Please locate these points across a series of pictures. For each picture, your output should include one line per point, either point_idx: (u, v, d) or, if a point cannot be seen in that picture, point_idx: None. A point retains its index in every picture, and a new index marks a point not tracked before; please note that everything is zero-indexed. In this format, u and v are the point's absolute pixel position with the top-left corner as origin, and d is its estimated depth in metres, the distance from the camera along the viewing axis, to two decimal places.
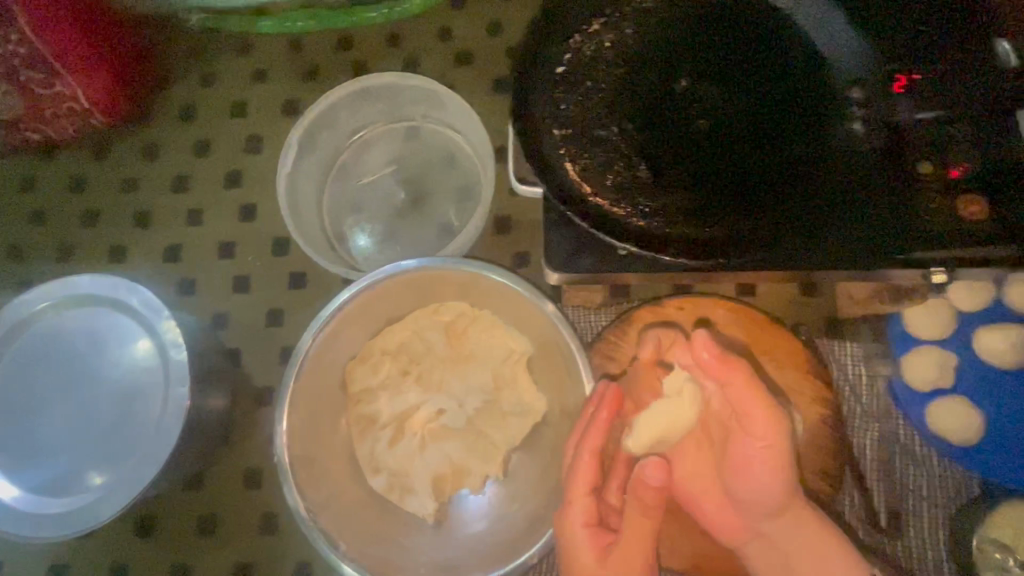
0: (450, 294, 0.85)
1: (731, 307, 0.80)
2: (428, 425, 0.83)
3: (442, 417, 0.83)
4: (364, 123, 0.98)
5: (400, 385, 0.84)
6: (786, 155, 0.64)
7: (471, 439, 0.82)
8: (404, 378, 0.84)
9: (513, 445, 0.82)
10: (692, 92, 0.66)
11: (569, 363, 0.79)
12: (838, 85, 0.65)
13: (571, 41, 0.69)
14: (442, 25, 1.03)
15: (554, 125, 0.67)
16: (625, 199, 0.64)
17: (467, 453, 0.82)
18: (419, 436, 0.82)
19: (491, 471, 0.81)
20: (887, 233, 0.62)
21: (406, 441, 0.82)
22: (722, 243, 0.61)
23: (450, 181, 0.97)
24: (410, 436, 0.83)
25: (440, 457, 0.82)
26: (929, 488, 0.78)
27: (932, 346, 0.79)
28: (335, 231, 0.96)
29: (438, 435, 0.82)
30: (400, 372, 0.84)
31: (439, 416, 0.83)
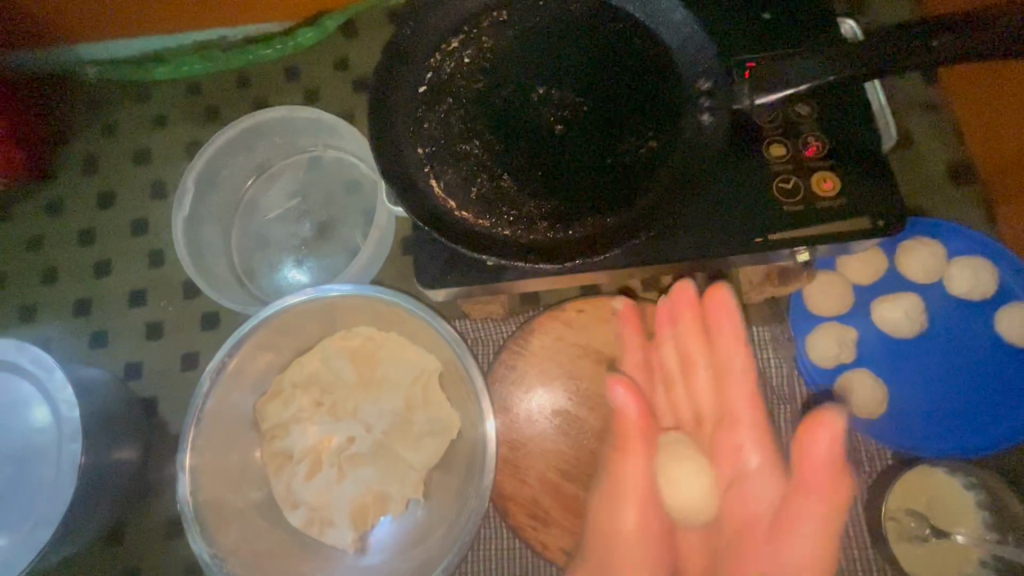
0: (354, 320, 0.85)
1: (631, 304, 0.79)
2: (343, 454, 0.81)
3: (355, 445, 0.82)
4: (265, 159, 0.99)
5: (312, 417, 0.83)
6: (641, 149, 0.64)
7: (386, 465, 0.81)
8: (316, 409, 0.83)
9: (430, 466, 0.81)
10: (548, 99, 0.67)
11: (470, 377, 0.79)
12: (687, 75, 0.66)
13: (429, 60, 0.69)
14: (337, 55, 1.04)
15: (419, 143, 0.67)
16: (489, 210, 0.64)
17: (385, 479, 0.81)
18: (336, 467, 0.81)
19: (410, 494, 0.80)
20: (745, 218, 0.62)
21: (323, 473, 0.81)
22: (584, 244, 0.62)
23: (354, 207, 0.97)
24: (327, 467, 0.81)
25: (358, 486, 0.80)
26: (843, 464, 0.77)
27: (833, 323, 0.80)
28: (244, 268, 0.96)
29: (354, 464, 0.81)
30: (312, 404, 0.83)
31: (352, 444, 0.82)
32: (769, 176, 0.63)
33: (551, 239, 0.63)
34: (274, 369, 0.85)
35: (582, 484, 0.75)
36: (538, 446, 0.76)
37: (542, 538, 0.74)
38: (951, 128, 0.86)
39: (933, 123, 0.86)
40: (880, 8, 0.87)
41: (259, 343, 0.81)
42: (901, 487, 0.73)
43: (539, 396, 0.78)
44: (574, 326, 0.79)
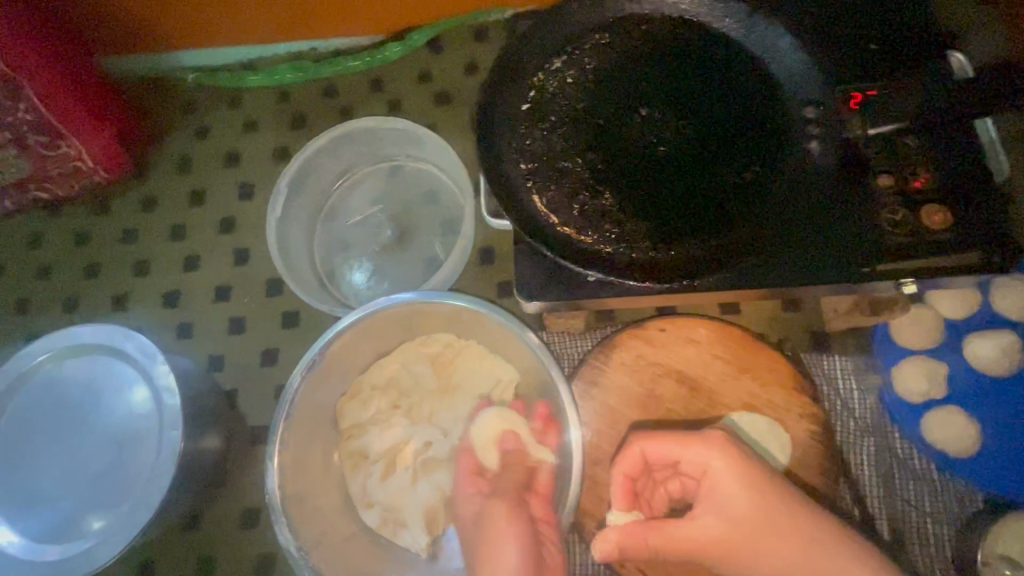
0: (435, 327, 0.86)
1: (714, 325, 0.79)
2: (419, 458, 0.82)
3: (431, 449, 0.83)
4: (350, 166, 1.03)
5: (389, 419, 0.85)
6: (745, 174, 0.65)
7: None
8: (393, 411, 0.85)
9: None
10: (651, 121, 0.68)
11: (550, 391, 0.80)
12: (792, 103, 0.66)
13: (533, 79, 0.72)
14: (421, 68, 1.08)
15: (521, 159, 0.69)
16: (592, 227, 0.65)
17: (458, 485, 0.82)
18: (411, 470, 0.82)
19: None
20: (852, 248, 0.62)
21: (398, 475, 0.82)
22: (688, 266, 0.62)
23: (433, 216, 1.00)
24: (402, 470, 0.82)
25: (432, 490, 0.81)
26: (931, 501, 0.75)
27: (922, 356, 0.78)
28: (325, 270, 0.99)
29: (429, 468, 0.82)
30: (389, 405, 0.85)
31: (428, 449, 0.83)
32: (876, 206, 0.62)
33: (654, 258, 0.63)
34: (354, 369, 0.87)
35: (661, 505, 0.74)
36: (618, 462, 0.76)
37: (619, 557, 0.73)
38: None
39: None
40: None
41: (345, 344, 0.83)
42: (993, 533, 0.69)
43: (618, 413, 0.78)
44: (656, 345, 0.79)
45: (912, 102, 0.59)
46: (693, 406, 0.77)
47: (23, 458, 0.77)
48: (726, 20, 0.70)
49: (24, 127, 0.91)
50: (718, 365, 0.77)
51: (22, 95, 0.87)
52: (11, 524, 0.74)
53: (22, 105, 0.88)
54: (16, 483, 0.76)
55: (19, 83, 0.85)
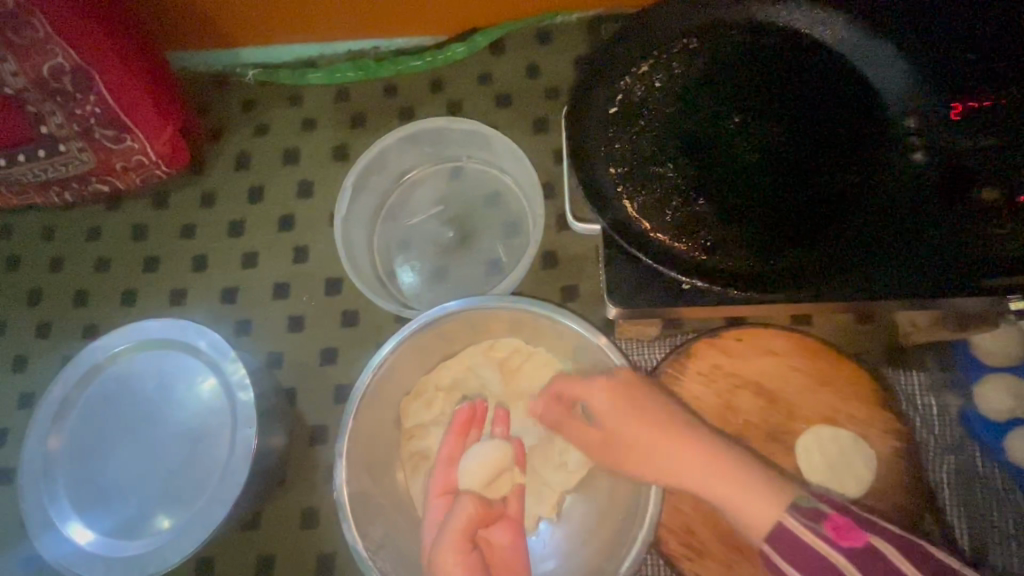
0: (502, 331, 0.85)
1: (793, 337, 0.77)
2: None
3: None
4: (412, 166, 1.02)
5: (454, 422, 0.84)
6: (842, 186, 0.65)
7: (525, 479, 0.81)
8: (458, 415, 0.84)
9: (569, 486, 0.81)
10: (744, 129, 0.68)
11: None
12: (890, 116, 0.66)
13: (621, 82, 0.71)
14: (483, 70, 1.07)
15: (610, 162, 0.68)
16: (685, 233, 0.64)
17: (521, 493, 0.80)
18: None
19: (544, 511, 0.80)
20: (955, 263, 0.61)
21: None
22: (784, 277, 0.62)
23: (496, 219, 0.99)
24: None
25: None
26: (1016, 524, 0.73)
27: (1007, 373, 0.76)
28: (385, 270, 0.99)
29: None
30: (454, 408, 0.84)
31: None
32: (980, 221, 0.61)
33: (751, 267, 0.62)
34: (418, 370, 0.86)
35: None
36: None
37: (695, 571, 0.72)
38: None
39: None
40: None
41: (416, 344, 0.82)
42: None
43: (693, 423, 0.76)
44: (732, 355, 0.78)
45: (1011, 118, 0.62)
46: (771, 418, 0.75)
47: (95, 452, 0.77)
48: (822, 27, 0.69)
49: (91, 118, 0.91)
50: (797, 377, 0.76)
51: (92, 85, 0.88)
52: (84, 518, 0.74)
53: (91, 96, 0.89)
54: (89, 477, 0.76)
55: (89, 72, 0.86)
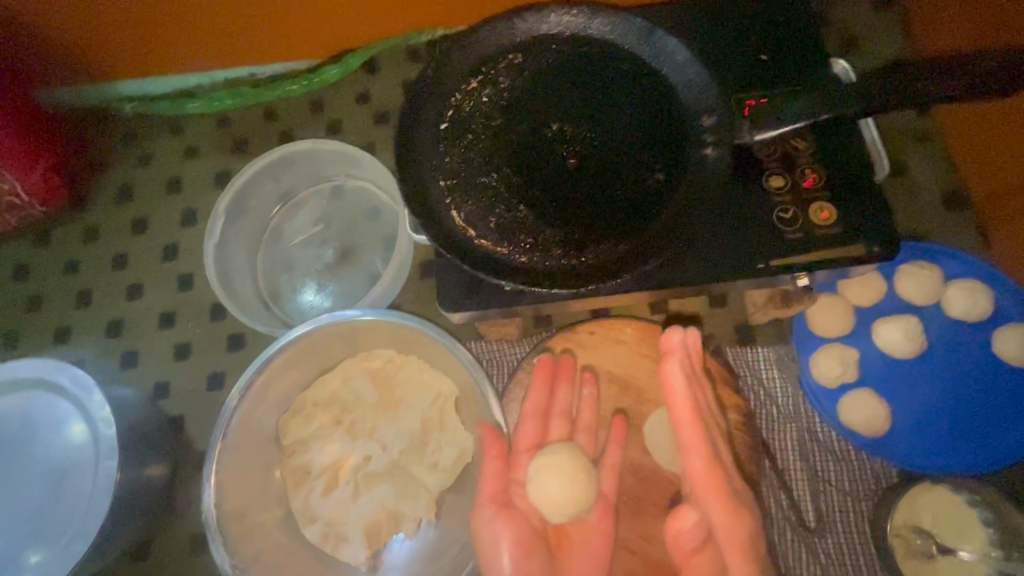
0: (375, 343, 0.88)
1: (640, 325, 0.82)
2: (360, 472, 0.84)
3: (371, 463, 0.85)
4: (292, 189, 1.05)
5: (332, 434, 0.86)
6: (648, 181, 0.69)
7: (401, 483, 0.83)
8: (336, 427, 0.86)
9: (443, 488, 0.83)
10: (563, 134, 0.72)
11: (483, 405, 0.81)
12: (691, 113, 0.70)
13: (451, 99, 0.75)
14: (360, 90, 1.10)
15: (440, 176, 0.72)
16: (507, 238, 0.69)
17: (399, 498, 0.83)
18: (352, 484, 0.84)
19: (423, 513, 0.82)
20: (750, 246, 0.66)
21: (340, 490, 0.84)
22: (598, 271, 0.65)
23: (374, 233, 1.02)
24: (344, 484, 0.84)
25: (373, 504, 0.83)
26: (850, 482, 0.80)
27: (836, 344, 0.82)
28: (270, 291, 1.01)
29: (369, 482, 0.84)
30: (332, 421, 0.86)
31: (367, 462, 0.85)
32: (769, 206, 0.67)
33: (567, 265, 0.67)
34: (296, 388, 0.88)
35: None
36: None
37: None
38: (942, 156, 0.89)
39: (926, 151, 0.90)
40: (872, 45, 0.92)
41: (284, 363, 0.84)
42: (907, 506, 0.75)
43: None
44: (587, 347, 0.82)
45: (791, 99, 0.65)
46: (624, 403, 0.80)
47: None
48: (630, 37, 0.74)
49: None
50: (645, 363, 0.81)
51: None
52: None
53: None
54: None
55: None
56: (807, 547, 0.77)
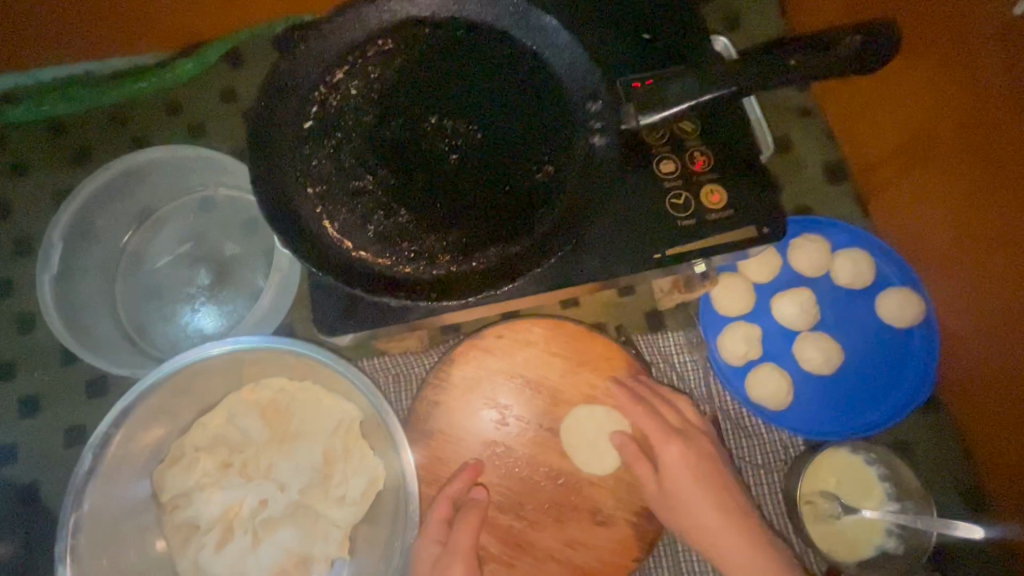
0: (260, 373, 0.78)
1: (549, 323, 0.78)
2: (257, 519, 0.75)
3: (269, 507, 0.75)
4: (151, 205, 0.92)
5: (221, 480, 0.76)
6: (537, 174, 0.64)
7: (306, 523, 0.75)
8: (225, 471, 0.76)
9: (355, 521, 0.75)
10: (442, 128, 0.66)
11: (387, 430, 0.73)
12: (576, 98, 0.66)
13: (314, 94, 0.66)
14: (223, 85, 0.97)
15: (309, 183, 0.64)
16: (391, 248, 0.62)
17: (306, 540, 0.75)
18: (251, 532, 0.75)
19: (334, 552, 0.75)
20: (645, 235, 0.63)
21: (236, 541, 0.75)
22: (488, 276, 0.61)
23: (254, 247, 0.91)
24: (240, 534, 0.75)
25: (277, 551, 0.74)
26: (761, 455, 0.81)
27: (740, 322, 0.83)
28: (136, 325, 0.88)
29: (269, 528, 0.75)
30: (220, 466, 0.76)
31: (264, 507, 0.75)
32: (661, 192, 0.64)
33: (456, 274, 0.61)
34: (173, 433, 0.78)
35: (516, 514, 0.74)
36: (469, 479, 0.75)
37: None
38: (824, 128, 0.92)
39: (810, 125, 0.92)
40: (752, 22, 0.93)
41: (150, 409, 0.73)
42: (813, 472, 0.78)
43: (468, 429, 0.76)
44: (495, 353, 0.77)
45: (675, 80, 0.61)
46: (538, 408, 0.76)
47: None
48: (507, 17, 0.68)
49: None
50: (556, 363, 0.77)
51: None
52: None
53: None
54: None
55: None
56: None
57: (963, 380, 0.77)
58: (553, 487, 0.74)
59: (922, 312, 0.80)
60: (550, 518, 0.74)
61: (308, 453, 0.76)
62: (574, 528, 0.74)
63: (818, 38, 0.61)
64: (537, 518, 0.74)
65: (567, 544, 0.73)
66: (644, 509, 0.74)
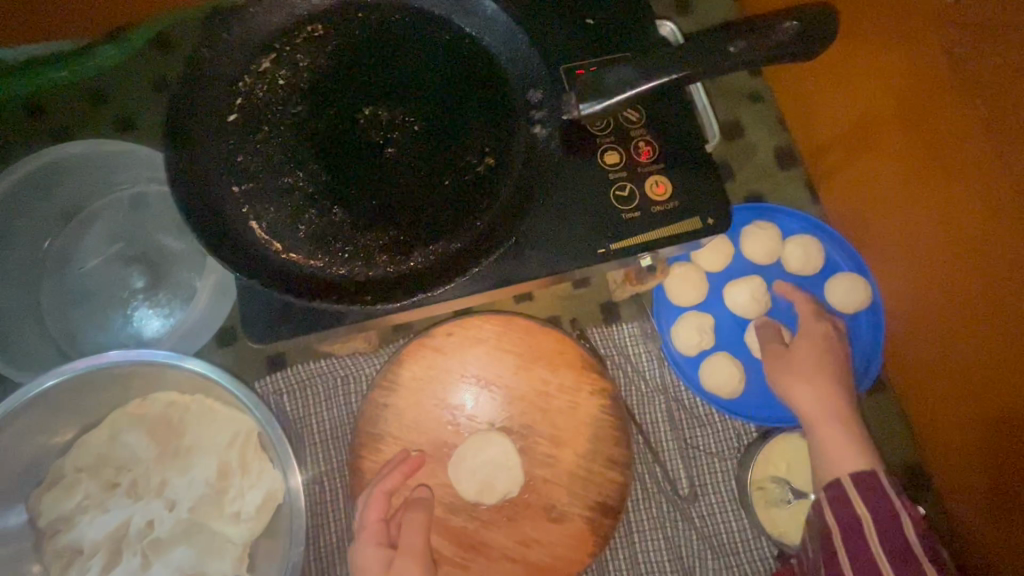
0: (147, 386, 0.74)
1: (500, 319, 0.76)
2: (145, 540, 0.71)
3: (157, 527, 0.72)
4: (75, 202, 0.86)
5: (105, 501, 0.72)
6: (475, 167, 0.62)
7: (198, 541, 0.72)
8: (111, 491, 0.72)
9: (253, 536, 0.72)
10: (377, 119, 0.62)
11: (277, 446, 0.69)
12: (518, 88, 0.63)
13: (238, 85, 0.62)
14: (155, 74, 0.91)
15: (234, 179, 0.60)
16: (321, 248, 0.59)
17: (199, 559, 0.71)
18: (139, 555, 0.71)
19: (230, 570, 0.72)
20: (587, 229, 0.62)
21: (123, 564, 0.71)
22: (423, 275, 0.58)
23: (190, 246, 0.86)
24: (127, 557, 0.71)
25: (166, 573, 0.71)
26: (714, 443, 0.81)
27: (693, 311, 0.83)
28: (64, 331, 0.83)
29: (158, 549, 0.71)
30: (105, 486, 0.72)
31: (152, 527, 0.72)
32: (605, 183, 0.63)
33: (391, 274, 0.59)
34: (52, 453, 0.73)
35: (468, 515, 0.73)
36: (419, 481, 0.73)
37: None
38: (776, 115, 0.91)
39: (762, 111, 0.91)
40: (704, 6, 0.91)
41: (22, 429, 0.69)
42: (763, 458, 0.78)
43: (417, 430, 0.74)
44: (445, 351, 0.75)
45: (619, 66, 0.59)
46: (490, 405, 0.75)
47: None
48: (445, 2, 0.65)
49: None
50: (507, 359, 0.76)
51: None
52: None
53: None
54: None
55: None
56: (682, 515, 0.79)
57: (911, 364, 0.78)
58: (507, 485, 0.73)
59: (870, 294, 0.81)
60: (503, 518, 0.73)
61: (203, 469, 0.73)
62: (528, 525, 0.73)
63: (764, 20, 0.59)
64: (490, 517, 0.73)
65: (520, 542, 0.72)
66: (598, 503, 0.73)
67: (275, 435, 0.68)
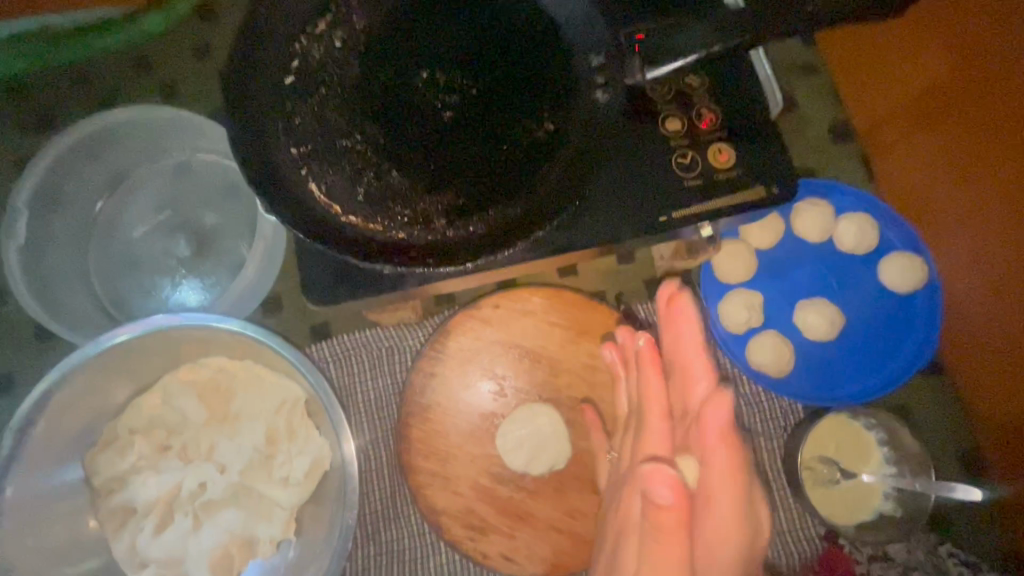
0: (198, 352, 0.75)
1: (548, 292, 0.75)
2: (196, 501, 0.72)
3: (208, 490, 0.73)
4: (121, 169, 0.86)
5: (158, 462, 0.73)
6: (533, 132, 0.61)
7: (248, 504, 0.73)
8: (164, 454, 0.73)
9: (300, 502, 0.73)
10: (434, 82, 0.61)
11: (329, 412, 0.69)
12: (578, 51, 0.62)
13: (295, 45, 0.61)
14: (197, 43, 0.90)
15: (291, 141, 0.59)
16: (379, 212, 0.59)
17: (250, 521, 0.72)
18: (190, 516, 0.72)
19: (279, 533, 0.72)
20: (646, 197, 0.60)
21: (174, 524, 0.72)
22: (482, 241, 0.58)
23: (234, 216, 0.86)
24: (179, 518, 0.72)
25: (217, 534, 0.72)
26: (760, 422, 0.80)
27: (741, 288, 0.81)
28: (112, 297, 0.84)
29: (209, 511, 0.72)
30: (157, 448, 0.73)
31: (202, 490, 0.73)
32: (667, 151, 0.61)
33: (449, 238, 0.58)
34: (106, 415, 0.75)
35: (515, 485, 0.73)
36: (466, 450, 0.73)
37: (480, 548, 0.71)
38: (830, 89, 0.88)
39: (815, 85, 0.88)
40: None
41: (79, 389, 0.70)
42: (813, 438, 0.77)
43: (464, 401, 0.74)
44: (492, 323, 0.75)
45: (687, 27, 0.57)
46: (537, 377, 0.75)
47: None
48: None
49: None
50: (555, 331, 0.75)
51: None
52: None
53: None
54: None
55: None
56: None
57: (966, 347, 0.76)
58: (553, 457, 0.73)
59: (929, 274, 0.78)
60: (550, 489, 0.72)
61: (252, 434, 0.74)
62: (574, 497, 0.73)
63: None
64: (537, 488, 0.73)
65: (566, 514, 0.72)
66: None
67: (327, 402, 0.69)
